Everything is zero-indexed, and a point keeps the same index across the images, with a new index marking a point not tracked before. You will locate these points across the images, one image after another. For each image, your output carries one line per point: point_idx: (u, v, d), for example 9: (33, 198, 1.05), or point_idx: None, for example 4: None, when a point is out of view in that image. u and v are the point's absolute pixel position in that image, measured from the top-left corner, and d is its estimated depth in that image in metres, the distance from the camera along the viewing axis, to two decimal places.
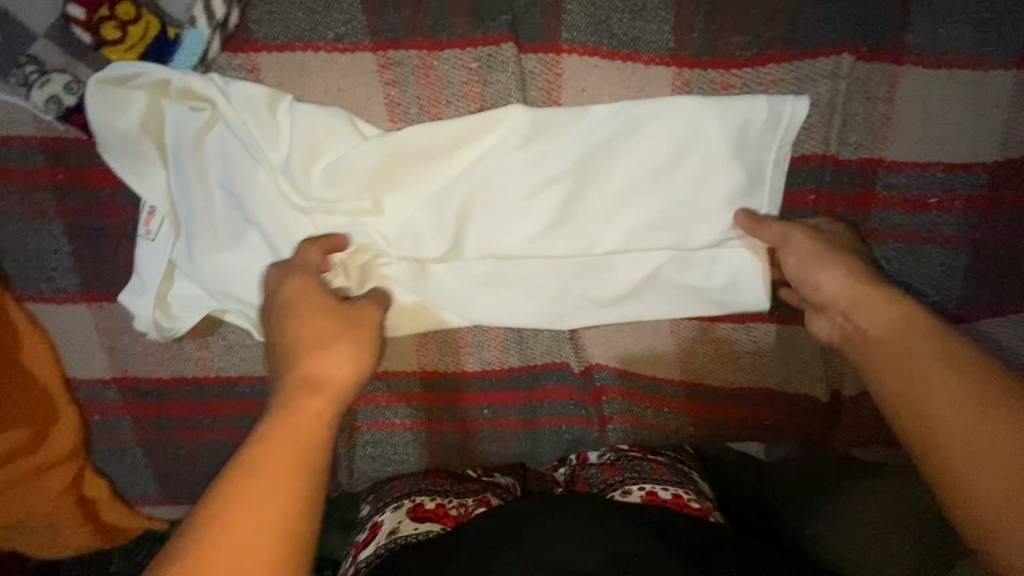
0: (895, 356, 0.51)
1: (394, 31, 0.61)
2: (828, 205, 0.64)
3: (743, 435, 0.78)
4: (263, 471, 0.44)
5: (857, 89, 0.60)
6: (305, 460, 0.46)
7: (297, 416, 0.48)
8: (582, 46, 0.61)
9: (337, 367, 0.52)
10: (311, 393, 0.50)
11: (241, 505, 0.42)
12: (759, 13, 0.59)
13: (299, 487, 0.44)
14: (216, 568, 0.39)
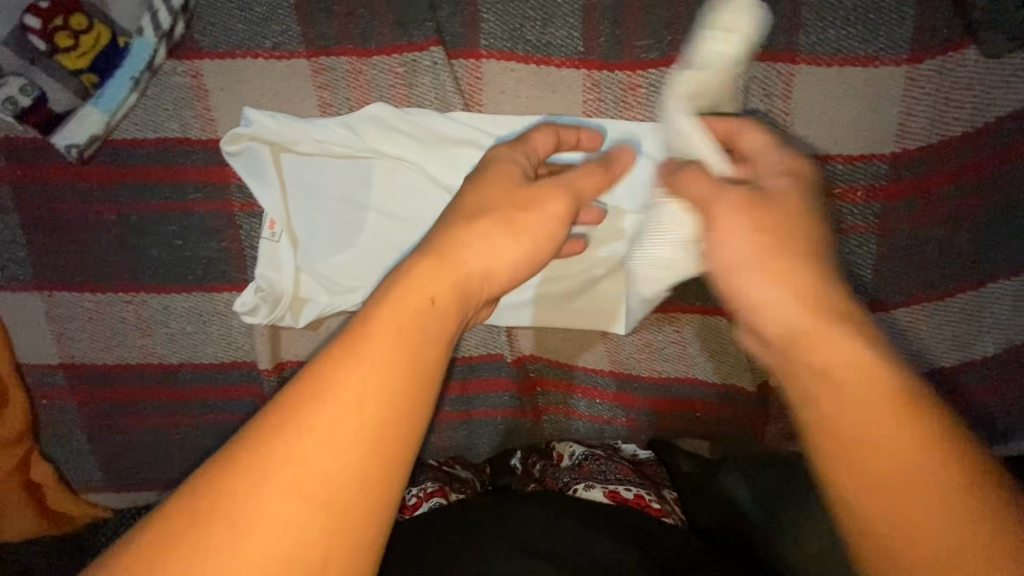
0: (861, 391, 0.34)
1: (326, 39, 0.66)
2: None
3: (678, 430, 0.80)
4: (370, 354, 0.37)
5: (756, 86, 0.64)
6: (418, 350, 0.39)
7: (416, 292, 0.41)
8: (498, 51, 0.66)
9: (467, 250, 0.46)
10: (437, 271, 0.43)
11: (342, 379, 0.36)
12: (660, 19, 0.64)
13: (408, 383, 0.37)
14: (308, 440, 0.35)
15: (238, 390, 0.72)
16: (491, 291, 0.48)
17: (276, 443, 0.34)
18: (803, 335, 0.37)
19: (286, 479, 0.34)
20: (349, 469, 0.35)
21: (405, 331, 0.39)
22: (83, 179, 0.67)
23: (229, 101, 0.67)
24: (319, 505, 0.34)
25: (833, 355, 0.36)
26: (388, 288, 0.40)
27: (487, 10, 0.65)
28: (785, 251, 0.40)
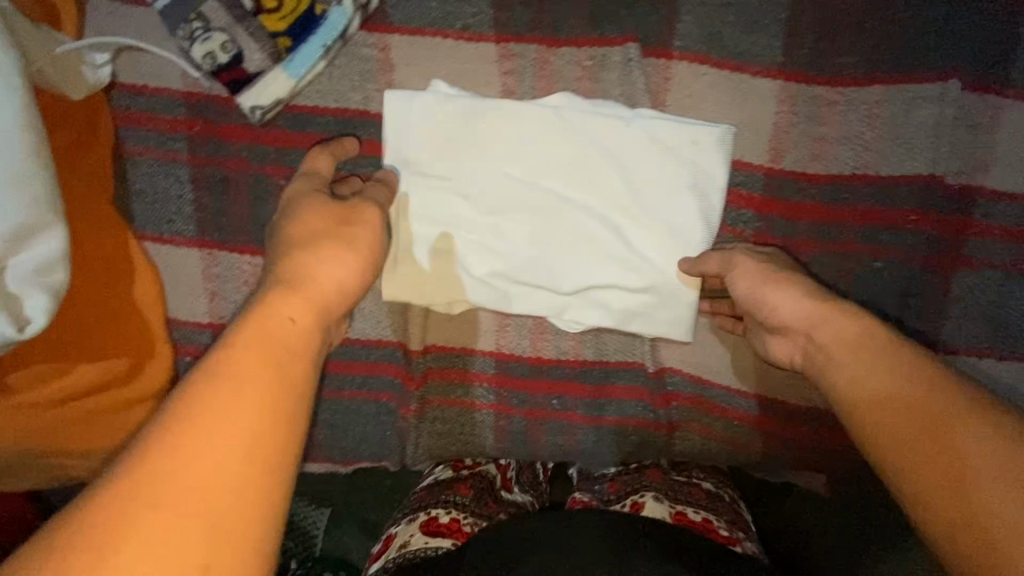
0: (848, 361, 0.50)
1: (518, 26, 0.65)
2: (931, 225, 0.64)
3: (811, 462, 0.76)
4: (231, 374, 0.37)
5: (962, 116, 0.62)
6: (281, 364, 0.40)
7: (270, 313, 0.42)
8: (692, 54, 0.65)
9: (320, 271, 0.47)
10: (288, 293, 0.44)
11: (204, 392, 0.36)
12: (869, 36, 0.62)
13: (279, 391, 0.38)
14: (176, 455, 0.34)
15: (379, 368, 0.72)
16: (349, 306, 0.50)
17: (130, 470, 0.33)
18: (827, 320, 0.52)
19: (158, 498, 0.32)
20: (222, 481, 0.34)
21: (268, 348, 0.40)
22: (260, 141, 0.66)
23: (414, 78, 0.66)
24: (202, 518, 0.33)
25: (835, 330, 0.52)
26: (243, 319, 0.41)
27: (687, 12, 0.64)
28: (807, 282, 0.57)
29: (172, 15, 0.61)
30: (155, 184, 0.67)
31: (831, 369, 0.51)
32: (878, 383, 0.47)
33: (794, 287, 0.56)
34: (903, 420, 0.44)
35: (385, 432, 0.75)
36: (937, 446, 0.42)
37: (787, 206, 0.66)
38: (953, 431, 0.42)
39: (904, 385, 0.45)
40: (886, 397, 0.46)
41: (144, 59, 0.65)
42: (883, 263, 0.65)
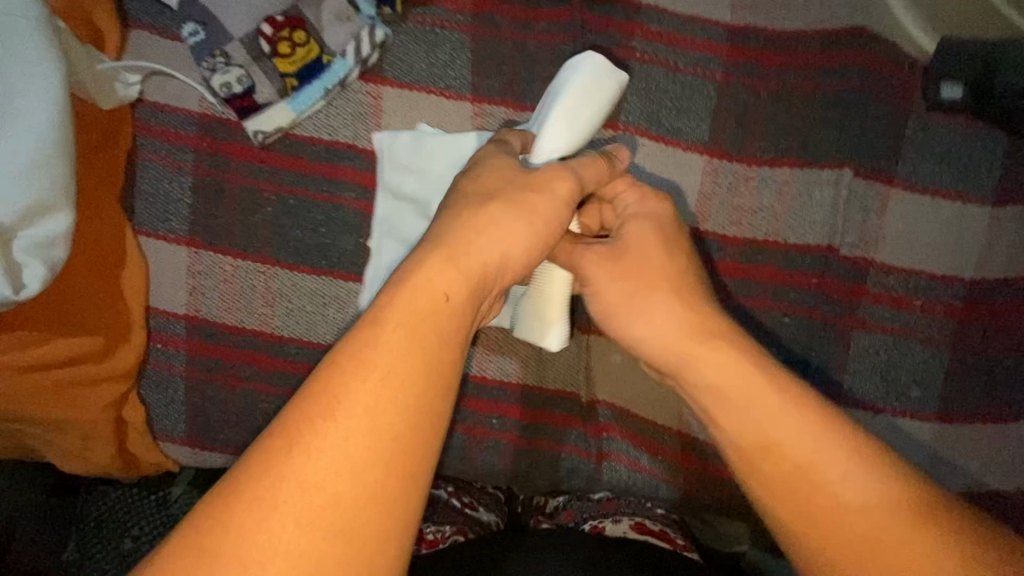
0: (778, 421, 0.48)
1: (492, 91, 0.79)
2: (831, 288, 0.74)
3: (730, 507, 0.80)
4: (379, 370, 0.40)
5: (857, 199, 0.73)
6: (428, 359, 0.42)
7: (420, 290, 0.44)
8: (634, 127, 0.77)
9: (475, 245, 0.48)
10: (445, 269, 0.46)
11: (359, 388, 0.39)
12: (779, 128, 0.75)
13: (424, 385, 0.41)
14: (324, 457, 0.37)
15: None
16: (503, 283, 0.51)
17: (285, 470, 0.37)
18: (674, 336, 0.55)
19: (308, 501, 0.37)
20: (371, 479, 0.38)
21: (416, 339, 0.42)
22: (257, 160, 0.76)
23: (398, 123, 0.78)
24: (340, 516, 0.37)
25: (750, 379, 0.51)
26: (396, 295, 0.43)
27: (633, 94, 0.77)
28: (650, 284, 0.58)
29: (199, 51, 0.72)
30: (158, 188, 0.76)
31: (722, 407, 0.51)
32: (810, 433, 0.47)
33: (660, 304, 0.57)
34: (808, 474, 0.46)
35: None
36: (896, 507, 0.44)
37: (709, 261, 0.75)
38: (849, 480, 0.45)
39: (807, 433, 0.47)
40: (832, 459, 0.46)
41: (169, 83, 0.77)
42: (790, 318, 0.74)
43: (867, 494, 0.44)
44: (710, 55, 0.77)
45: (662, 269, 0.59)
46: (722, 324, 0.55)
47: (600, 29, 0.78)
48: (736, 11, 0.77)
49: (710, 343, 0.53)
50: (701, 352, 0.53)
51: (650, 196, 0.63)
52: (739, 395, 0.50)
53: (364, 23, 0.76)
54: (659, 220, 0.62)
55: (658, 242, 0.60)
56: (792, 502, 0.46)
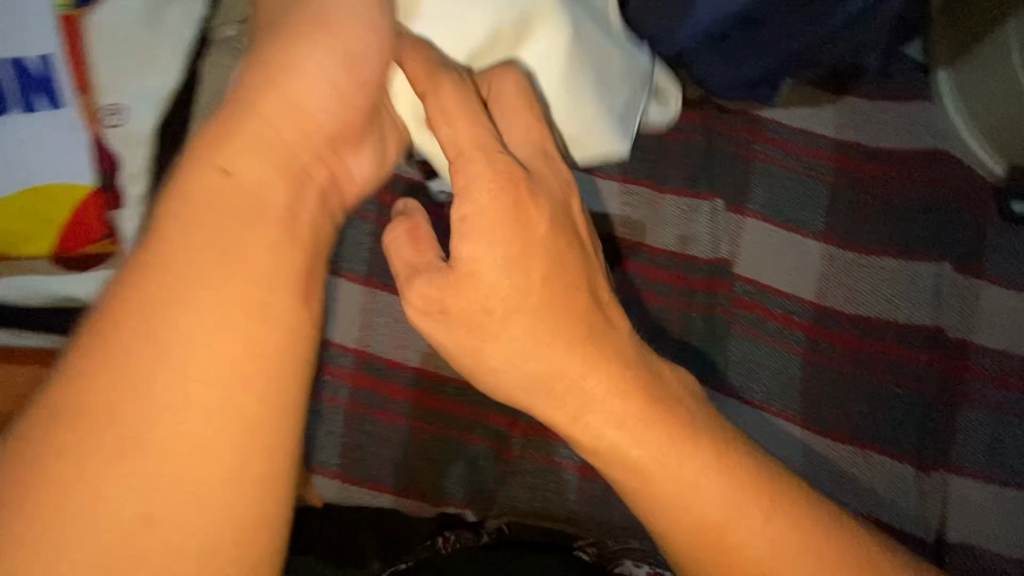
0: (629, 428, 0.49)
1: (638, 173, 0.91)
2: (938, 364, 0.85)
3: None
4: (182, 285, 0.40)
5: (955, 289, 0.86)
6: (240, 275, 0.42)
7: (200, 191, 0.43)
8: (761, 214, 0.89)
9: (278, 128, 0.46)
10: (218, 176, 0.43)
11: (140, 300, 0.40)
12: (884, 225, 0.88)
13: (225, 314, 0.40)
14: (113, 385, 0.37)
15: (490, 415, 0.82)
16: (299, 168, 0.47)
17: (103, 411, 0.37)
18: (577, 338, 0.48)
19: (125, 440, 0.36)
20: (234, 379, 0.39)
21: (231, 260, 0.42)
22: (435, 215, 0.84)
23: None
24: (126, 446, 0.36)
25: (622, 421, 0.49)
26: (193, 185, 0.43)
27: (757, 187, 0.91)
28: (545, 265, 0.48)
29: None
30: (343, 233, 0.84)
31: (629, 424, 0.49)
32: (699, 467, 0.48)
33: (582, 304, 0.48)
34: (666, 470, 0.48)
35: (479, 476, 0.82)
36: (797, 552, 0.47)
37: (831, 335, 0.86)
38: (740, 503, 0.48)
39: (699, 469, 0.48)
40: (733, 509, 0.47)
41: None
42: (903, 388, 0.84)
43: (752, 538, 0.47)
44: (821, 161, 0.92)
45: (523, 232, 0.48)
46: (589, 359, 0.49)
47: (726, 133, 0.93)
48: (841, 130, 0.93)
49: (582, 414, 0.49)
50: (592, 412, 0.49)
51: (483, 189, 0.47)
52: (620, 450, 0.49)
53: None
54: (495, 218, 0.48)
55: (520, 275, 0.48)
56: (688, 547, 0.48)
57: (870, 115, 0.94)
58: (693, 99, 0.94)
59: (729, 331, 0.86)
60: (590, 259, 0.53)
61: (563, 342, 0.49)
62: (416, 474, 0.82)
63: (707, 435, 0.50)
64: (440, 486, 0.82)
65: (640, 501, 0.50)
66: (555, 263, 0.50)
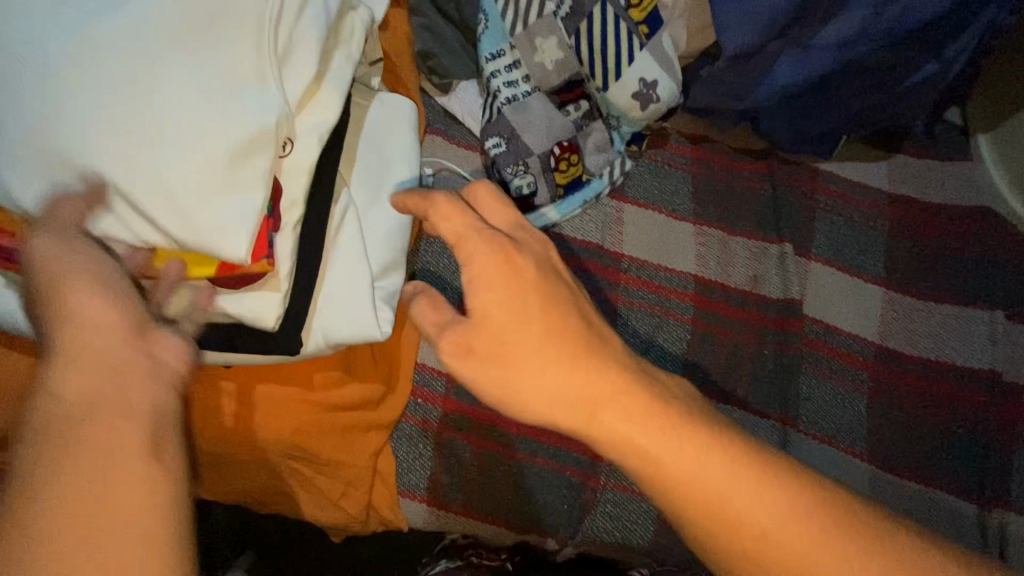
0: (675, 460, 0.50)
1: (710, 217, 0.97)
2: (996, 405, 0.89)
3: None
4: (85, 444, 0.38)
5: (1007, 335, 0.92)
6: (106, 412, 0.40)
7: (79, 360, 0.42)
8: (825, 258, 0.96)
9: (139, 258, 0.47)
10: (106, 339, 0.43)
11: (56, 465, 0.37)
12: (939, 273, 0.95)
13: (90, 437, 0.39)
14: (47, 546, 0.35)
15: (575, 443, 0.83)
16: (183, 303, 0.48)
17: None
18: (571, 365, 0.53)
19: None
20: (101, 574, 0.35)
21: (82, 407, 0.40)
22: None
23: (637, 233, 0.95)
24: None
25: (639, 428, 0.51)
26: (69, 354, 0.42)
27: (820, 234, 0.97)
28: (527, 302, 0.55)
29: (503, 159, 0.89)
30: (438, 261, 0.88)
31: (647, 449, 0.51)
32: (745, 473, 0.49)
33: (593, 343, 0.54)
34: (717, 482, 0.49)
35: (563, 503, 0.82)
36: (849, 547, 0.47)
37: (895, 374, 0.91)
38: (800, 497, 0.49)
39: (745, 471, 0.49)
40: (769, 510, 0.48)
41: (453, 179, 0.92)
42: (965, 428, 0.89)
43: (790, 532, 0.47)
44: (878, 212, 0.99)
45: (523, 287, 0.55)
46: (599, 375, 0.53)
47: (790, 182, 1.00)
48: (894, 184, 1.01)
49: (595, 414, 0.52)
50: (606, 409, 0.52)
51: (479, 248, 0.55)
52: (653, 456, 0.50)
53: (616, 153, 0.95)
54: (492, 278, 0.55)
55: (509, 303, 0.54)
56: (721, 541, 0.49)
57: (920, 173, 1.02)
58: (757, 150, 1.02)
59: (800, 367, 0.90)
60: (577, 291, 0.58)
61: (565, 363, 0.53)
62: (493, 498, 0.81)
63: (721, 432, 0.51)
64: (524, 513, 0.81)
65: (672, 504, 0.50)
66: (550, 301, 0.55)
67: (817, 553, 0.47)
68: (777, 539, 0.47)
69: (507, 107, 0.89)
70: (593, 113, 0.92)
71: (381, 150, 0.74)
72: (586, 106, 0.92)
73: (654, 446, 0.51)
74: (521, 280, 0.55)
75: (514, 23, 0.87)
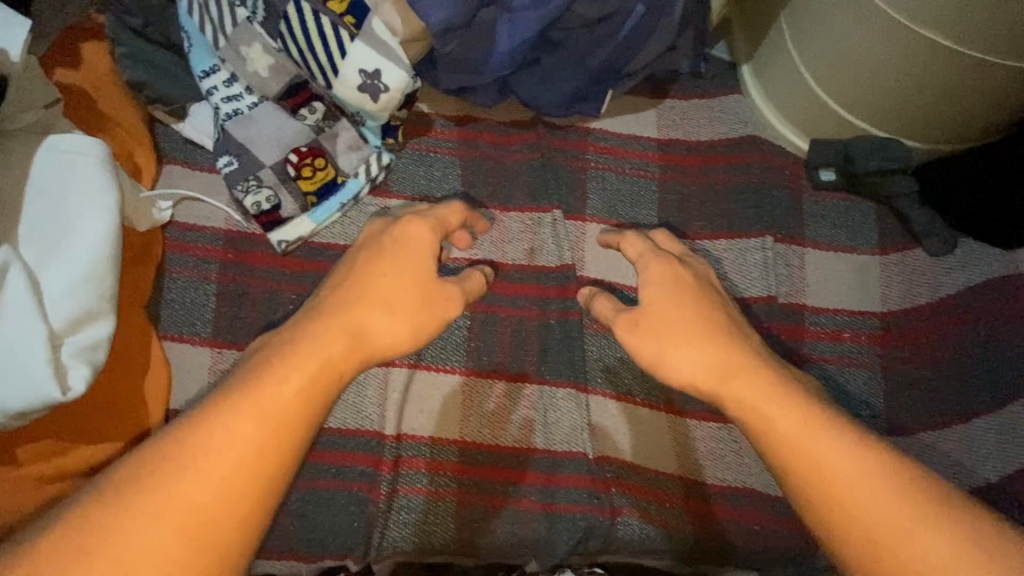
0: (813, 436, 0.56)
1: (480, 198, 0.95)
2: (776, 330, 0.90)
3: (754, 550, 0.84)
4: (261, 405, 0.53)
5: (780, 259, 0.92)
6: (303, 414, 0.55)
7: (327, 354, 0.59)
8: (600, 218, 0.94)
9: (392, 333, 0.64)
10: (347, 351, 0.60)
11: (252, 408, 0.53)
12: (713, 210, 0.95)
13: (268, 416, 0.53)
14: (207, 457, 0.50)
15: (355, 456, 0.80)
16: (390, 357, 0.65)
17: (185, 460, 0.50)
18: (731, 354, 0.64)
19: (174, 510, 0.48)
20: (238, 470, 0.51)
21: (285, 411, 0.54)
22: (278, 266, 0.86)
23: None
24: (185, 515, 0.48)
25: (762, 403, 0.60)
26: (309, 350, 0.58)
27: (593, 192, 0.96)
28: (697, 301, 0.69)
29: (236, 177, 0.84)
30: (185, 296, 0.83)
31: (765, 411, 0.59)
32: (870, 462, 0.54)
33: (699, 316, 0.67)
34: (849, 463, 0.54)
35: (352, 522, 0.79)
36: (943, 531, 0.49)
37: None
38: (918, 501, 0.51)
39: (873, 457, 0.54)
40: (886, 494, 0.52)
41: (195, 207, 0.87)
42: None
43: (885, 504, 0.51)
44: (648, 161, 0.98)
45: (686, 289, 0.70)
46: (742, 358, 0.64)
47: (558, 149, 0.99)
48: (663, 130, 1.01)
49: (728, 381, 0.63)
50: (738, 379, 0.62)
51: (652, 263, 0.73)
52: (778, 422, 0.58)
53: (372, 149, 0.91)
54: (659, 279, 0.71)
55: (672, 302, 0.69)
56: (840, 528, 0.53)
57: (688, 113, 1.02)
58: (526, 121, 1.01)
59: (582, 332, 0.88)
60: (712, 285, 0.73)
61: (717, 346, 0.65)
62: (276, 530, 0.78)
63: (847, 417, 0.58)
64: (310, 540, 0.78)
65: (794, 474, 0.56)
66: (699, 301, 0.69)
67: (914, 533, 0.50)
68: (872, 504, 0.52)
69: (230, 122, 0.85)
70: (333, 112, 0.88)
71: (57, 197, 0.69)
72: (322, 107, 0.88)
73: (761, 409, 0.60)
74: (701, 290, 0.70)
75: (215, 36, 0.82)
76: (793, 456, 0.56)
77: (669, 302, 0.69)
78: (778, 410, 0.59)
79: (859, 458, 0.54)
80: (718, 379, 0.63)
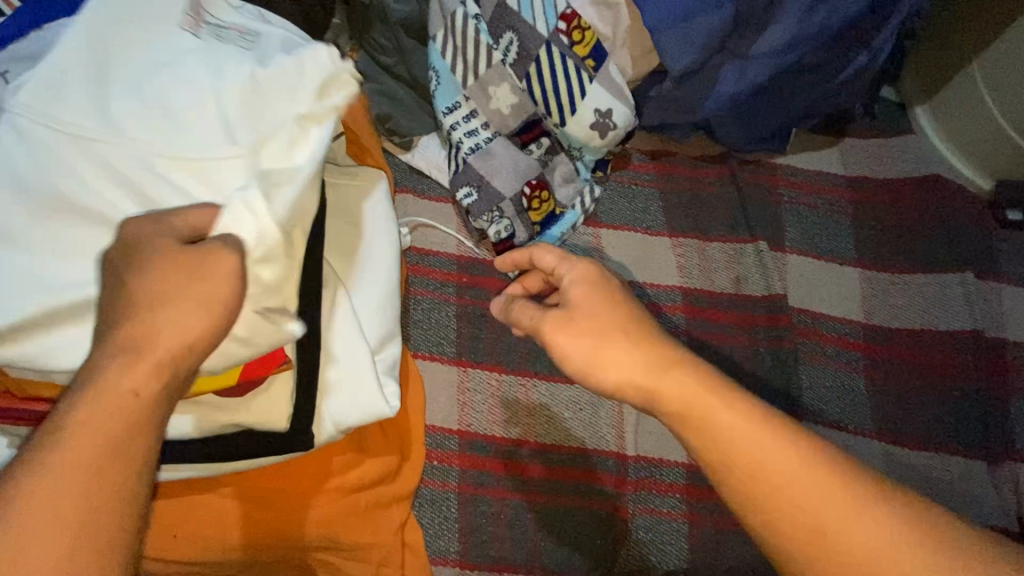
0: (774, 462, 0.48)
1: (683, 228, 1.00)
2: (984, 361, 0.94)
3: None
4: (79, 450, 0.40)
5: (978, 293, 0.97)
6: (114, 453, 0.41)
7: (132, 367, 0.42)
8: (800, 249, 0.99)
9: (174, 332, 0.44)
10: (141, 367, 0.43)
11: (60, 460, 0.39)
12: (905, 245, 1.00)
13: (77, 463, 0.39)
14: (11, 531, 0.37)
15: (595, 476, 0.84)
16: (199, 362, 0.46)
17: None
18: (647, 353, 0.53)
19: None
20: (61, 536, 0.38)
21: (85, 448, 0.40)
22: None
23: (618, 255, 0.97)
24: None
25: (706, 401, 0.51)
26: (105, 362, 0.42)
27: (790, 226, 1.01)
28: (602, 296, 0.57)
29: (478, 207, 0.90)
30: (431, 318, 0.89)
31: (710, 429, 0.50)
32: (826, 481, 0.47)
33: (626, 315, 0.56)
34: (811, 493, 0.47)
35: (596, 539, 0.82)
36: (873, 514, 0.45)
37: (886, 350, 0.95)
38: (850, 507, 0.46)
39: (832, 477, 0.47)
40: (812, 488, 0.47)
41: (429, 234, 0.93)
42: (961, 389, 0.92)
43: (827, 498, 0.46)
44: (838, 197, 1.03)
45: (612, 297, 0.57)
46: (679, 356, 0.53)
47: (752, 182, 1.03)
48: (848, 167, 1.05)
49: (664, 379, 0.52)
50: (671, 379, 0.52)
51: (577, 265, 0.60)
52: (720, 425, 0.50)
53: (584, 181, 0.96)
54: (584, 287, 0.58)
55: (602, 304, 0.57)
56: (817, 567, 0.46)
57: (869, 151, 1.07)
58: (716, 155, 1.05)
59: (797, 360, 0.93)
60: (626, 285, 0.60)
61: (632, 351, 0.53)
62: (526, 544, 0.82)
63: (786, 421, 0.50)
64: (554, 555, 0.82)
65: (757, 507, 0.48)
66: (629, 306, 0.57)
67: (852, 518, 0.45)
68: (858, 532, 0.45)
69: (472, 156, 0.90)
70: (554, 148, 0.94)
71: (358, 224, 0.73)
72: (547, 142, 0.93)
73: (700, 432, 0.50)
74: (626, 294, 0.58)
75: (464, 75, 0.88)
76: (757, 490, 0.48)
77: (589, 312, 0.56)
78: (727, 422, 0.50)
79: (812, 480, 0.47)
80: (664, 404, 0.52)
